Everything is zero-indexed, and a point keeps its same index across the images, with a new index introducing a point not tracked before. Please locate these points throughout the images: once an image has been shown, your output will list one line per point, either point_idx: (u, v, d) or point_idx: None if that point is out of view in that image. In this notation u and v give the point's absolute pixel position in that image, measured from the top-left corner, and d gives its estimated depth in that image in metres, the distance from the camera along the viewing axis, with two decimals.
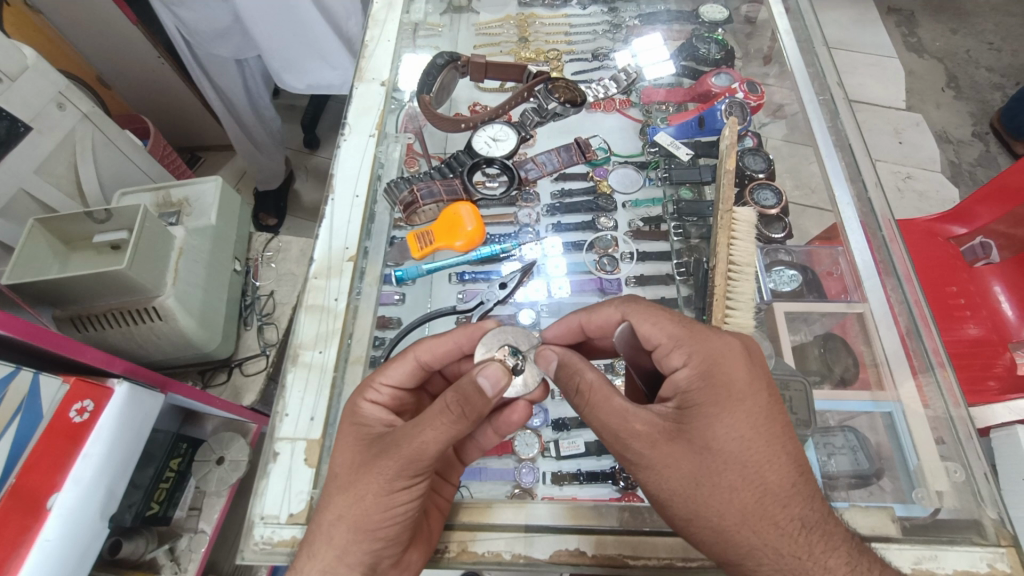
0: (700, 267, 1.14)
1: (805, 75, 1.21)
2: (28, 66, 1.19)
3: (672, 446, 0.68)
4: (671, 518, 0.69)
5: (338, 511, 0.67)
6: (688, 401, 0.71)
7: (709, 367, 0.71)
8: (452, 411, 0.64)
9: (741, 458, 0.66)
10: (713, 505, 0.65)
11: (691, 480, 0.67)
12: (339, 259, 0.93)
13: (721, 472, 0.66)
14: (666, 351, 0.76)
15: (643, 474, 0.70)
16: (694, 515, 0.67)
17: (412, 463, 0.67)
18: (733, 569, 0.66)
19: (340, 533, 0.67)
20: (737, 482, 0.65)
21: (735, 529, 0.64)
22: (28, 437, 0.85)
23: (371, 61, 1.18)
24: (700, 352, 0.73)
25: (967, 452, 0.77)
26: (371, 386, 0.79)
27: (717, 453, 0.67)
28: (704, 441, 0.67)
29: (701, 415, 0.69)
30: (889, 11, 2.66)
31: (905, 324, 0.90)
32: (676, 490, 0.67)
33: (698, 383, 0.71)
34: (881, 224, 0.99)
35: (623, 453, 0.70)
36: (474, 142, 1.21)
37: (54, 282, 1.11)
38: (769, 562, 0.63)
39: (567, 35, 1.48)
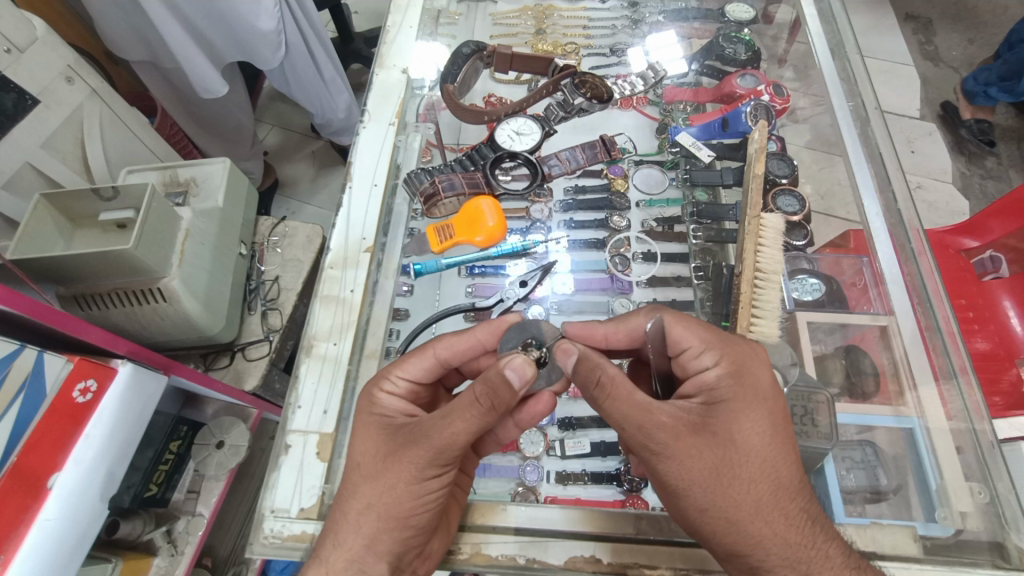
0: (720, 273, 1.11)
1: (836, 80, 1.18)
2: (38, 38, 1.17)
3: (698, 439, 0.67)
4: (683, 509, 0.68)
5: (362, 498, 0.67)
6: (712, 398, 0.71)
7: (737, 368, 0.72)
8: (481, 403, 0.63)
9: (763, 453, 0.67)
10: (733, 499, 0.65)
11: (713, 471, 0.66)
12: (356, 250, 0.92)
13: (743, 466, 0.66)
14: (695, 353, 0.75)
15: (664, 465, 0.67)
16: (713, 508, 0.66)
17: (438, 454, 0.66)
18: (740, 562, 0.66)
19: (359, 521, 0.66)
20: (757, 476, 0.66)
21: (751, 520, 0.65)
22: (31, 416, 0.83)
23: (392, 47, 1.16)
24: (730, 353, 0.73)
25: (991, 470, 0.77)
26: (393, 374, 0.77)
27: (742, 449, 0.67)
28: (729, 436, 0.67)
29: (727, 411, 0.69)
30: (907, 18, 2.63)
31: (933, 341, 0.88)
32: (697, 483, 0.66)
33: (726, 384, 0.71)
34: (910, 236, 0.97)
35: (644, 445, 0.68)
36: (497, 135, 1.18)
37: (58, 259, 1.09)
38: (780, 553, 0.64)
39: (586, 28, 1.45)
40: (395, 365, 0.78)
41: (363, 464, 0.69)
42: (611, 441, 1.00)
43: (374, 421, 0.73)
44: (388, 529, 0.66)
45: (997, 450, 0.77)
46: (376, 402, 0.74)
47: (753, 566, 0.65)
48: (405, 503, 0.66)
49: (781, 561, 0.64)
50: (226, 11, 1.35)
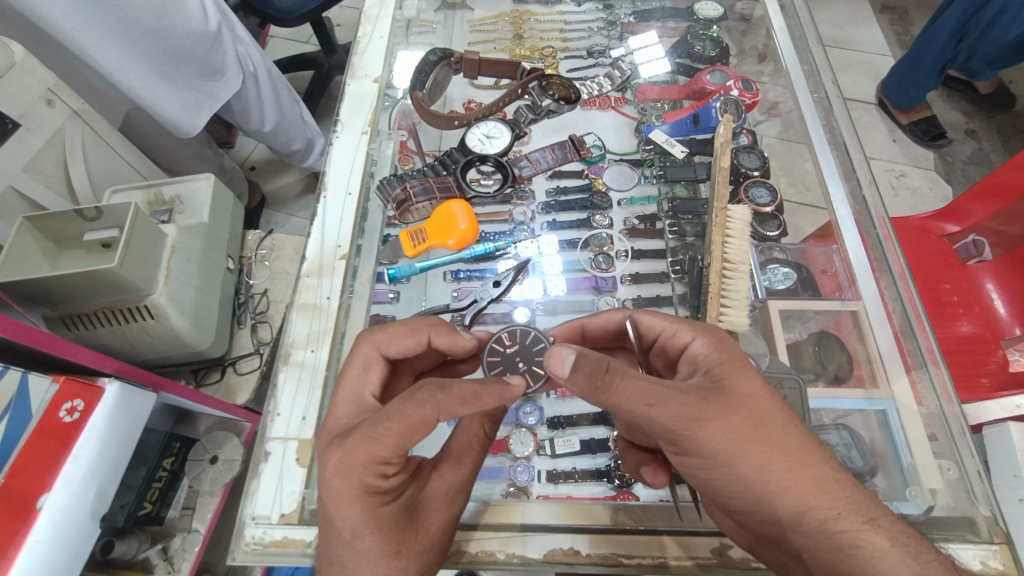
0: (694, 265, 1.13)
1: (800, 73, 1.21)
2: (16, 63, 1.18)
3: (719, 402, 0.64)
4: (735, 477, 0.63)
5: (398, 550, 0.63)
6: (710, 363, 0.71)
7: (715, 336, 0.74)
8: (486, 437, 0.73)
9: (777, 401, 0.67)
10: (778, 447, 0.64)
11: (745, 430, 0.63)
12: (332, 257, 0.93)
13: (770, 416, 0.66)
14: (671, 333, 0.77)
15: (706, 432, 0.62)
16: (765, 463, 0.63)
17: (457, 499, 0.70)
18: (808, 522, 0.61)
19: (398, 568, 0.63)
20: (784, 423, 0.66)
21: (800, 469, 0.63)
22: (17, 439, 0.83)
23: (363, 57, 1.17)
24: (702, 326, 0.76)
25: (960, 448, 0.77)
26: (388, 455, 0.61)
27: (760, 401, 0.66)
28: (746, 393, 0.67)
29: (731, 370, 0.69)
30: (883, 10, 2.67)
31: (899, 322, 0.90)
32: (741, 441, 0.63)
33: (714, 349, 0.72)
34: (875, 223, 0.99)
35: (681, 414, 0.63)
36: (467, 139, 1.20)
37: (43, 281, 1.09)
38: (841, 495, 0.62)
39: (563, 32, 1.47)
40: (380, 443, 0.61)
41: (388, 527, 0.63)
42: (601, 438, 1.01)
43: (379, 499, 0.63)
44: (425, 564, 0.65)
45: (968, 437, 0.78)
46: (380, 477, 0.62)
47: (823, 522, 0.61)
48: (440, 542, 0.67)
49: (845, 505, 0.62)
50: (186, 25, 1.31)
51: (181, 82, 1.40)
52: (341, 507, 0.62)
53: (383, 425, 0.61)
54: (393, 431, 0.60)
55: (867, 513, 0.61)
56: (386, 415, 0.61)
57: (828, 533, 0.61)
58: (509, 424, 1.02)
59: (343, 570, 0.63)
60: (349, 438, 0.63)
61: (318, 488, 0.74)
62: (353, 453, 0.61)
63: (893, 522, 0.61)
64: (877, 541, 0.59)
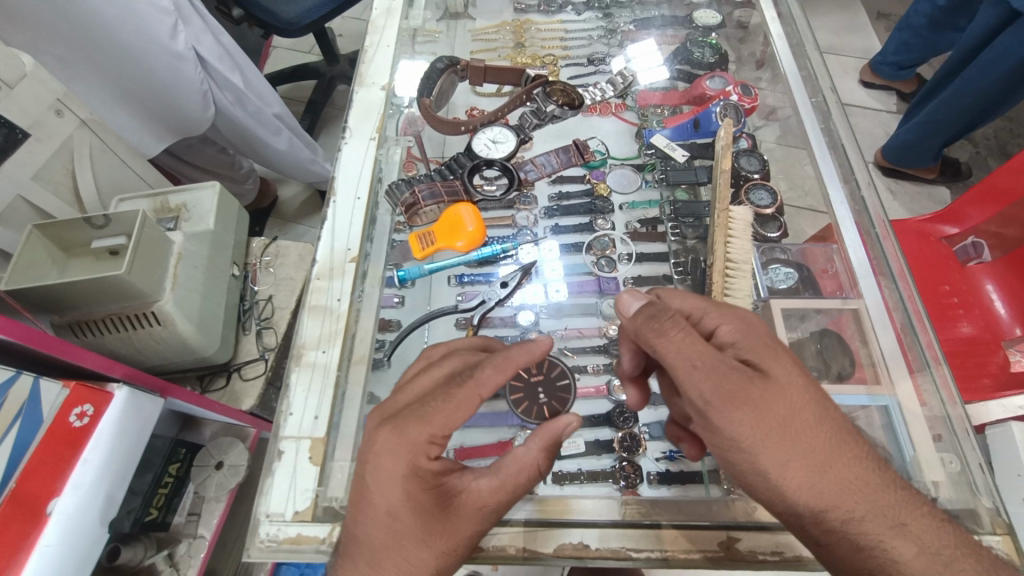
0: (698, 267, 1.15)
1: (798, 78, 1.23)
2: (27, 74, 1.20)
3: (758, 392, 0.64)
4: (757, 471, 0.64)
5: (425, 540, 0.65)
6: (741, 349, 0.70)
7: (744, 322, 0.72)
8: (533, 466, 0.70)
9: (811, 393, 0.67)
10: (803, 443, 0.63)
11: (778, 425, 0.63)
12: (342, 260, 0.95)
13: (802, 412, 0.65)
14: (699, 317, 0.74)
15: (738, 419, 0.63)
16: (788, 461, 0.63)
17: (488, 518, 0.68)
18: (826, 524, 0.62)
19: (421, 559, 0.64)
20: (815, 417, 0.65)
21: (825, 470, 0.62)
22: (28, 442, 0.84)
23: (371, 66, 1.19)
24: (732, 311, 0.74)
25: (962, 443, 0.79)
26: (434, 434, 0.67)
27: (793, 392, 0.65)
28: (779, 381, 0.66)
29: (766, 358, 0.68)
30: (878, 17, 2.71)
31: (900, 320, 0.92)
32: (769, 433, 0.63)
33: (744, 335, 0.70)
34: (875, 223, 1.01)
35: (708, 399, 0.65)
36: (474, 144, 1.23)
37: (53, 288, 1.10)
38: (864, 498, 0.61)
39: (563, 40, 1.50)
40: (430, 423, 0.67)
41: (422, 511, 0.65)
42: (606, 439, 1.02)
43: (420, 483, 0.66)
44: (448, 562, 0.66)
45: (971, 433, 0.79)
46: (424, 457, 0.66)
47: (844, 522, 0.61)
48: (465, 548, 0.67)
49: (868, 510, 0.61)
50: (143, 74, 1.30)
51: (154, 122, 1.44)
52: (380, 485, 0.66)
53: (437, 405, 0.67)
54: (446, 408, 0.67)
55: (897, 519, 0.60)
56: (450, 395, 0.67)
57: (849, 533, 0.61)
58: (514, 426, 0.99)
59: (367, 555, 0.64)
60: (401, 417, 0.68)
61: (331, 486, 0.76)
62: (406, 428, 0.66)
63: (924, 525, 0.60)
64: (902, 548, 0.59)
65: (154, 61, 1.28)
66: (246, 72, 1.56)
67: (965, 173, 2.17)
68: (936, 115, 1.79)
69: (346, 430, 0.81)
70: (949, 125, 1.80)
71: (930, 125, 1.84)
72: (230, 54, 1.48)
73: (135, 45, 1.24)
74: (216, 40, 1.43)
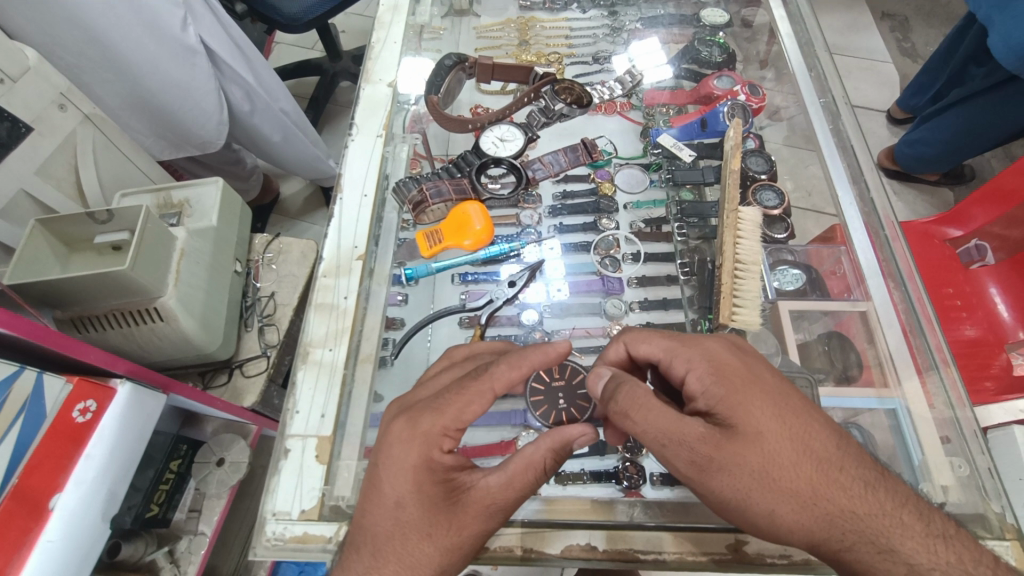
0: (704, 268, 1.14)
1: (807, 79, 1.22)
2: (30, 68, 1.19)
3: (734, 447, 0.63)
4: (749, 519, 0.64)
5: (430, 534, 0.65)
6: (709, 399, 0.67)
7: (710, 364, 0.69)
8: (537, 468, 0.69)
9: (786, 432, 0.63)
10: (785, 489, 0.62)
11: (757, 471, 0.62)
12: (348, 258, 0.94)
13: (780, 452, 0.63)
14: (665, 364, 0.74)
15: (716, 483, 0.63)
16: (775, 509, 0.62)
17: (496, 515, 0.67)
18: (825, 551, 0.62)
19: (426, 553, 0.64)
20: (794, 458, 0.63)
21: (811, 507, 0.61)
22: (31, 438, 0.84)
23: (377, 62, 1.18)
24: (698, 353, 0.71)
25: (971, 446, 0.78)
26: (448, 425, 0.68)
27: (769, 438, 0.63)
28: (752, 429, 0.63)
29: (735, 405, 0.65)
30: (884, 16, 2.69)
31: (909, 322, 0.91)
32: (752, 489, 0.62)
33: (712, 381, 0.68)
34: (884, 224, 1.00)
35: (689, 461, 0.64)
36: (481, 142, 1.22)
37: (55, 283, 1.10)
38: (853, 528, 0.60)
39: (568, 38, 1.50)
40: (443, 414, 0.67)
41: (430, 504, 0.65)
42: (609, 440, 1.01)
43: (430, 475, 0.66)
44: (452, 560, 0.65)
45: (980, 435, 0.78)
46: (437, 449, 0.67)
47: (836, 551, 0.61)
48: (471, 545, 0.66)
49: (858, 539, 0.60)
50: (154, 69, 1.28)
51: (163, 121, 1.44)
52: (392, 476, 0.66)
53: (453, 396, 0.68)
54: (459, 400, 0.68)
55: (885, 545, 0.59)
56: (461, 388, 0.69)
57: (841, 561, 0.61)
58: (517, 426, 0.98)
59: (372, 547, 0.64)
60: (417, 408, 0.69)
61: (337, 485, 0.76)
62: (420, 420, 0.67)
63: (913, 546, 0.59)
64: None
65: (168, 57, 1.28)
66: (258, 70, 1.56)
67: (967, 176, 2.16)
68: (947, 134, 1.82)
69: (353, 429, 0.81)
70: (958, 146, 1.81)
71: (947, 145, 1.84)
72: (240, 49, 1.47)
73: (151, 41, 1.23)
74: (226, 33, 1.41)
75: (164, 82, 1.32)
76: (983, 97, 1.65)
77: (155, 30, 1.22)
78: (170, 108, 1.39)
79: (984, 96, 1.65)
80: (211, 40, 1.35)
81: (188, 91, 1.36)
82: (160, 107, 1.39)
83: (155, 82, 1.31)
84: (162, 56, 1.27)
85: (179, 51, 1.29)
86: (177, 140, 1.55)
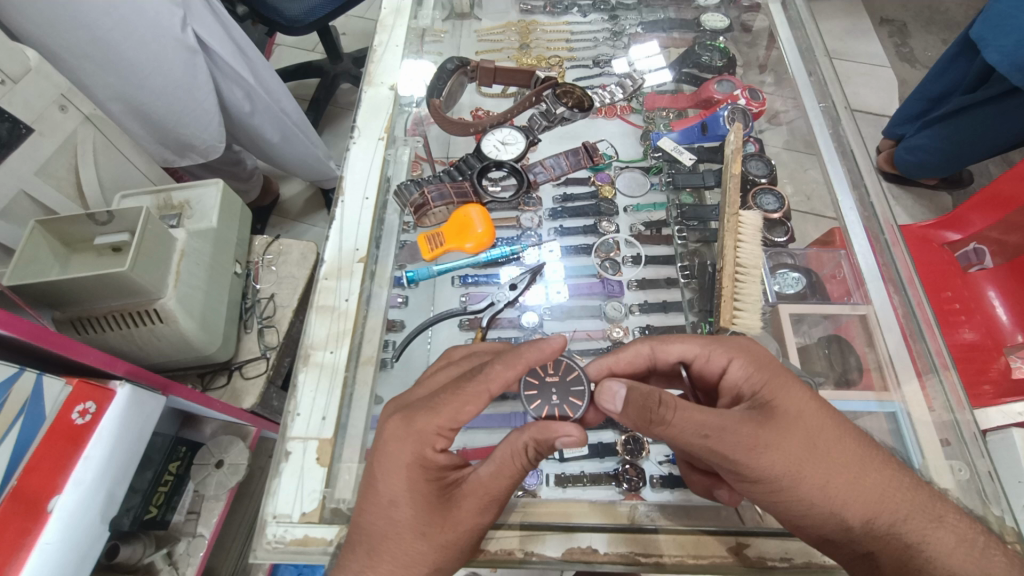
0: (704, 271, 1.15)
1: (807, 84, 1.22)
2: (31, 68, 1.21)
3: (782, 425, 0.68)
4: (801, 497, 0.66)
5: (424, 533, 0.65)
6: (753, 385, 0.74)
7: (749, 356, 0.77)
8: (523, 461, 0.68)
9: (823, 414, 0.70)
10: (835, 461, 0.67)
11: (807, 446, 0.67)
12: (350, 260, 0.94)
13: (823, 429, 0.69)
14: (704, 359, 0.80)
15: (768, 459, 0.66)
16: (828, 481, 0.66)
17: (489, 509, 0.68)
18: (876, 526, 0.64)
19: (420, 551, 0.64)
20: (837, 435, 0.69)
21: (861, 479, 0.66)
22: (30, 439, 0.84)
23: (380, 65, 1.19)
24: (734, 347, 0.78)
25: (971, 450, 0.78)
26: (443, 425, 0.67)
27: (809, 417, 0.69)
28: (794, 410, 0.70)
29: (776, 390, 0.72)
30: (882, 21, 2.70)
31: (909, 326, 0.91)
32: (800, 463, 0.66)
33: (753, 371, 0.75)
34: (884, 229, 1.00)
35: (738, 443, 0.66)
36: (483, 146, 1.22)
37: (55, 284, 1.10)
38: (903, 498, 0.65)
39: (569, 42, 1.51)
40: (438, 414, 0.66)
41: (423, 503, 0.65)
42: (609, 442, 1.00)
43: (423, 474, 0.66)
44: (446, 558, 0.66)
45: (980, 440, 0.78)
46: (430, 448, 0.67)
47: (890, 526, 0.64)
48: (465, 541, 0.67)
49: (909, 508, 0.65)
50: (154, 69, 1.27)
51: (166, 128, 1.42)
52: (386, 474, 0.66)
53: (448, 396, 0.67)
54: (455, 400, 0.66)
55: (933, 514, 0.65)
56: (456, 390, 0.67)
57: (897, 534, 0.64)
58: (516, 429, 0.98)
59: (367, 545, 0.65)
60: (413, 407, 0.69)
61: (338, 487, 0.76)
62: (415, 418, 0.67)
63: (957, 519, 0.65)
64: (940, 539, 0.63)
65: (168, 58, 1.28)
66: (257, 70, 1.56)
67: (966, 181, 2.16)
68: (945, 140, 1.82)
69: (354, 431, 0.81)
70: (956, 153, 1.84)
71: (944, 152, 1.86)
72: (241, 50, 1.47)
73: (151, 41, 1.23)
74: (226, 34, 1.41)
75: (167, 84, 1.32)
76: (986, 107, 1.64)
77: (155, 30, 1.22)
78: (172, 110, 1.38)
79: (988, 105, 1.63)
80: (210, 39, 1.35)
81: (189, 91, 1.36)
82: (163, 111, 1.37)
83: (156, 83, 1.30)
84: (162, 56, 1.26)
85: (178, 51, 1.28)
86: (179, 149, 1.53)
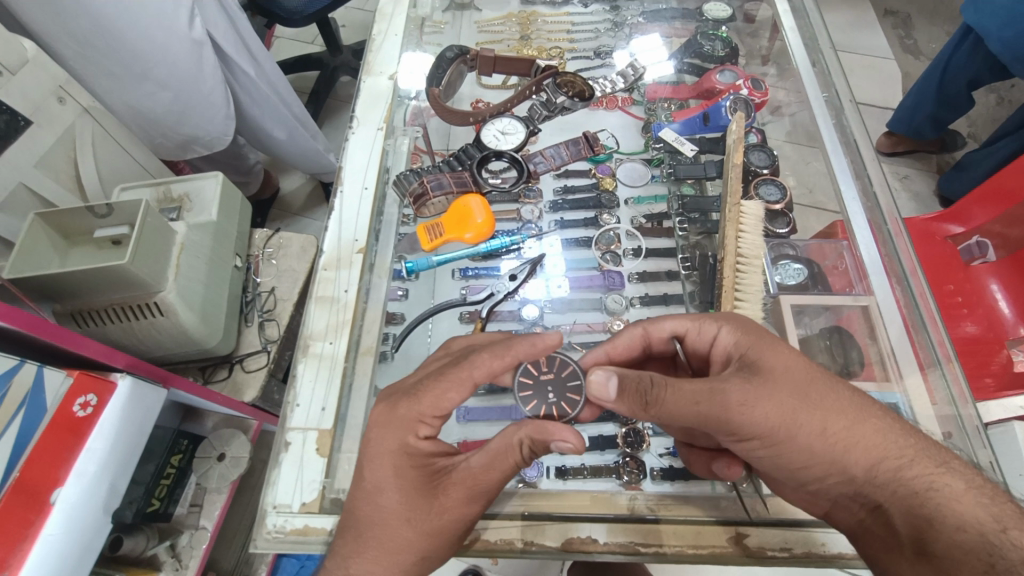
0: (705, 263, 1.14)
1: (812, 73, 1.21)
2: (28, 59, 1.20)
3: (770, 382, 0.68)
4: (801, 446, 0.68)
5: (409, 519, 0.65)
6: (741, 349, 0.74)
7: (736, 322, 0.77)
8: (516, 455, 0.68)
9: (808, 370, 0.70)
10: (831, 409, 0.68)
11: (799, 394, 0.68)
12: (349, 251, 0.94)
13: (812, 381, 0.70)
14: (695, 331, 0.80)
15: (760, 411, 0.67)
16: (824, 426, 0.68)
17: (478, 499, 0.68)
18: (886, 469, 0.66)
19: (405, 537, 0.65)
20: (830, 387, 0.70)
21: (858, 425, 0.68)
22: (31, 432, 0.84)
23: (379, 54, 1.19)
24: (722, 315, 0.79)
25: (973, 441, 0.79)
26: (424, 413, 0.68)
27: (797, 372, 0.70)
28: (782, 365, 0.70)
29: (763, 350, 0.72)
30: (886, 13, 2.68)
31: (912, 317, 0.91)
32: (793, 413, 0.67)
33: (740, 335, 0.75)
34: (886, 219, 1.01)
35: (724, 402, 0.66)
36: (482, 135, 1.21)
37: (53, 277, 1.09)
38: (907, 442, 0.67)
39: (569, 32, 1.49)
40: (420, 402, 0.68)
41: (410, 491, 0.66)
42: (609, 435, 0.99)
43: (409, 460, 0.68)
44: (432, 543, 0.66)
45: (981, 432, 0.80)
46: (412, 435, 0.68)
47: (895, 470, 0.65)
48: (452, 530, 0.67)
49: (915, 452, 0.66)
50: (159, 60, 1.25)
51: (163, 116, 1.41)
52: (371, 459, 0.67)
53: (430, 384, 0.69)
54: (434, 389, 0.68)
55: (937, 458, 0.65)
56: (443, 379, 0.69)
57: (901, 479, 0.65)
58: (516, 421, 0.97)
59: (355, 530, 0.66)
60: (398, 394, 0.70)
61: (338, 477, 0.76)
62: (397, 405, 0.69)
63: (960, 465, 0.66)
64: (951, 483, 0.63)
65: (174, 50, 1.26)
66: (261, 65, 1.55)
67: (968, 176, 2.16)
68: None
69: (353, 422, 0.81)
70: None
71: None
72: (245, 43, 1.45)
73: (158, 32, 1.21)
74: (231, 26, 1.39)
75: (170, 75, 1.30)
76: None
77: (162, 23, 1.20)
78: (173, 100, 1.36)
79: None
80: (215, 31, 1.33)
81: (192, 83, 1.34)
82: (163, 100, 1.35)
83: (159, 73, 1.28)
84: (168, 48, 1.25)
85: (184, 43, 1.26)
86: (177, 138, 1.50)
